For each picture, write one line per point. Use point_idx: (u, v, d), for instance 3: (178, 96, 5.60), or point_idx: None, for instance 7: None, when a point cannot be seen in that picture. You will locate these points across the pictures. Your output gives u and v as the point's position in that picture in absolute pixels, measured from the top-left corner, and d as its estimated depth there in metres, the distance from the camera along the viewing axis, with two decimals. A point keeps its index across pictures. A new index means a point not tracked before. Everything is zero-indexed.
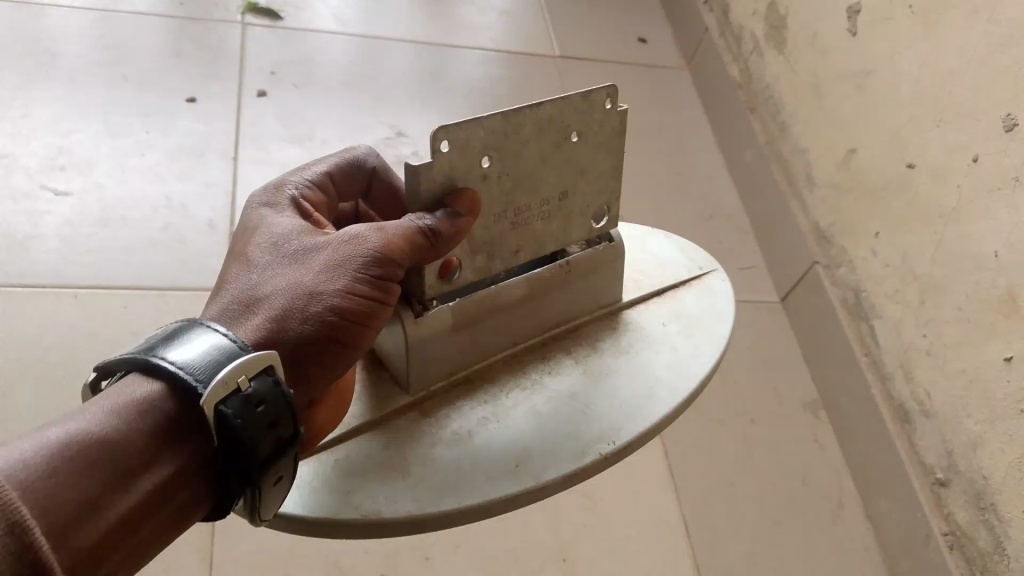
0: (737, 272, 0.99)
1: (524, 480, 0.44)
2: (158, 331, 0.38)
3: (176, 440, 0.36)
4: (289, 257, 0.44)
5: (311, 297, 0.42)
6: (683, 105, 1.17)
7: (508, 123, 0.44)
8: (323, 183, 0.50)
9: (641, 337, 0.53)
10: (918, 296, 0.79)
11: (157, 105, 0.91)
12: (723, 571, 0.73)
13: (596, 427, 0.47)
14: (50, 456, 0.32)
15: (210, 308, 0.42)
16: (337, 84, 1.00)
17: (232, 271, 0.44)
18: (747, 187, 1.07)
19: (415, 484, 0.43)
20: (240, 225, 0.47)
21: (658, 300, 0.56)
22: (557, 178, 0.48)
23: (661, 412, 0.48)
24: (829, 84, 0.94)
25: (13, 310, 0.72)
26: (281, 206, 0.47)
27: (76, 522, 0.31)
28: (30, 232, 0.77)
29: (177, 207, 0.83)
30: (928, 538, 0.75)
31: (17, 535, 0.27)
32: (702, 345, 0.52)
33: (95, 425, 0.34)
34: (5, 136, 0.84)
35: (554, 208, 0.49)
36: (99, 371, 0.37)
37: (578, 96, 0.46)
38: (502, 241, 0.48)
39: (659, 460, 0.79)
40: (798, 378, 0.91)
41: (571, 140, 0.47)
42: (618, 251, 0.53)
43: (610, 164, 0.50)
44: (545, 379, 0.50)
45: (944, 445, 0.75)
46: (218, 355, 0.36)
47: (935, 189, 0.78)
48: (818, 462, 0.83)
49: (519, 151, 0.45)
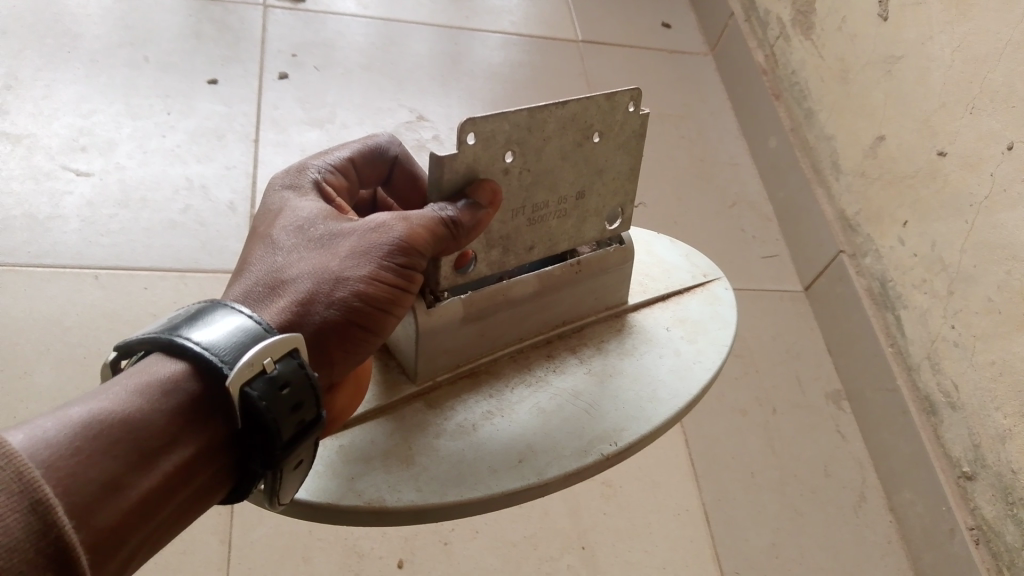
0: (760, 260, 0.98)
1: (528, 475, 0.43)
2: (181, 311, 0.37)
3: (199, 421, 0.35)
4: (313, 242, 0.43)
5: (336, 282, 0.41)
6: (707, 92, 1.16)
7: (533, 119, 0.43)
8: (347, 168, 0.49)
9: (645, 340, 0.52)
10: (947, 286, 0.77)
11: (179, 86, 0.91)
12: (743, 561, 0.72)
13: (599, 425, 0.46)
14: (71, 434, 0.31)
15: (234, 290, 0.42)
16: (358, 67, 1.00)
17: (255, 253, 0.43)
18: (771, 174, 1.05)
19: (419, 473, 0.42)
20: (265, 206, 0.46)
21: (662, 303, 0.56)
22: (575, 177, 0.47)
23: (663, 415, 0.47)
24: (857, 70, 0.92)
25: (34, 290, 0.72)
26: (303, 189, 0.47)
27: (98, 501, 0.31)
28: (52, 212, 0.77)
29: (197, 188, 0.83)
30: (953, 532, 0.73)
31: (40, 514, 0.27)
32: (704, 351, 0.52)
33: (118, 405, 0.34)
34: (26, 116, 0.84)
35: (570, 206, 0.48)
36: (121, 350, 0.37)
37: (603, 97, 0.45)
38: (517, 237, 0.47)
39: (679, 449, 0.78)
40: (821, 368, 0.89)
41: (592, 140, 0.46)
42: (627, 254, 0.52)
43: (628, 165, 0.49)
44: (550, 376, 0.49)
45: (971, 438, 0.73)
46: (243, 337, 0.36)
47: (966, 177, 0.76)
48: (841, 453, 0.82)
49: (540, 147, 0.44)
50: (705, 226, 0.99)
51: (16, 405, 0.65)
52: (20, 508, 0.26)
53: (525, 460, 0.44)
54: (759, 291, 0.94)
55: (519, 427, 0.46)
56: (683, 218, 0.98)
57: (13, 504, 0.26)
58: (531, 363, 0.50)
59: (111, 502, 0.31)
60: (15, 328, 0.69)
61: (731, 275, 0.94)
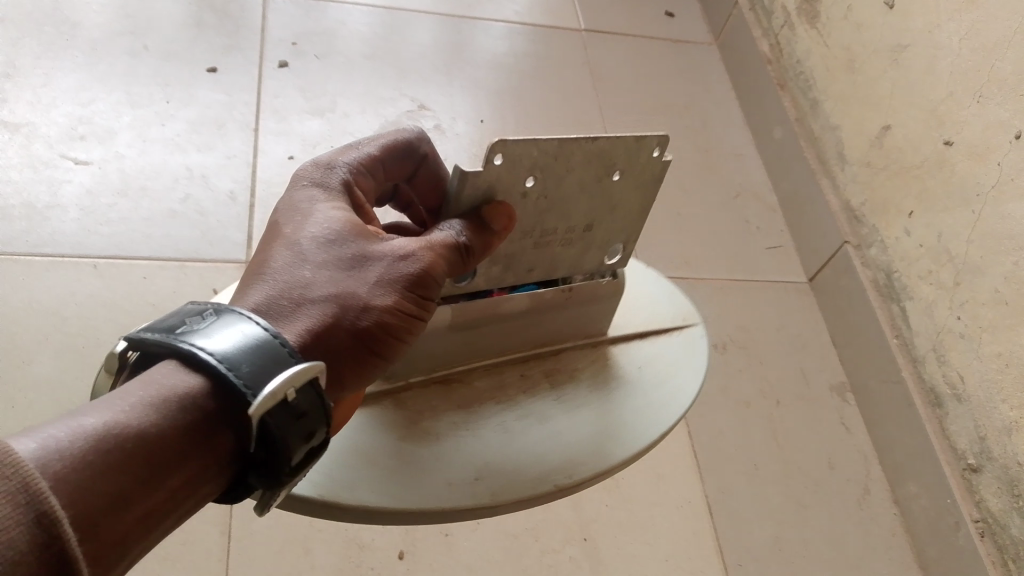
0: (765, 251, 0.97)
1: (483, 495, 0.44)
2: (202, 317, 0.36)
3: (208, 432, 0.34)
4: (339, 254, 0.41)
5: (360, 307, 0.39)
6: (711, 81, 1.15)
7: (562, 149, 0.44)
8: (368, 168, 0.47)
9: (619, 374, 0.53)
10: (953, 277, 0.77)
11: (180, 74, 0.90)
12: (747, 555, 0.71)
13: (558, 454, 0.47)
14: (83, 446, 0.30)
15: (250, 294, 0.39)
16: (359, 55, 0.99)
17: (276, 256, 0.40)
18: (775, 165, 1.04)
19: (377, 478, 0.43)
20: (285, 204, 0.44)
21: (643, 338, 0.56)
22: (588, 210, 0.48)
23: (625, 451, 0.48)
24: (863, 59, 0.91)
25: (31, 280, 0.71)
26: (330, 190, 0.44)
27: (106, 514, 0.29)
28: (50, 202, 0.77)
29: (197, 178, 0.82)
30: (958, 525, 0.73)
31: (46, 527, 0.25)
32: (677, 393, 0.53)
33: (129, 414, 0.32)
34: (25, 104, 0.83)
35: (576, 236, 0.49)
36: (132, 341, 0.36)
37: (633, 138, 0.45)
38: (520, 257, 0.48)
39: (682, 441, 0.77)
40: (826, 360, 0.88)
41: (613, 177, 0.47)
42: (619, 287, 0.53)
43: (639, 203, 0.50)
44: (519, 397, 0.50)
45: (977, 430, 0.73)
46: (266, 361, 0.35)
47: (974, 167, 0.76)
48: (846, 445, 0.81)
49: (562, 177, 0.45)
50: (710, 216, 0.97)
51: (16, 396, 0.64)
52: (26, 520, 0.25)
53: (483, 478, 0.45)
54: (763, 282, 0.93)
55: (481, 443, 0.46)
56: (688, 207, 0.97)
57: (18, 515, 0.25)
58: (503, 378, 0.51)
59: (116, 518, 0.30)
60: (14, 319, 0.69)
61: (735, 266, 0.93)
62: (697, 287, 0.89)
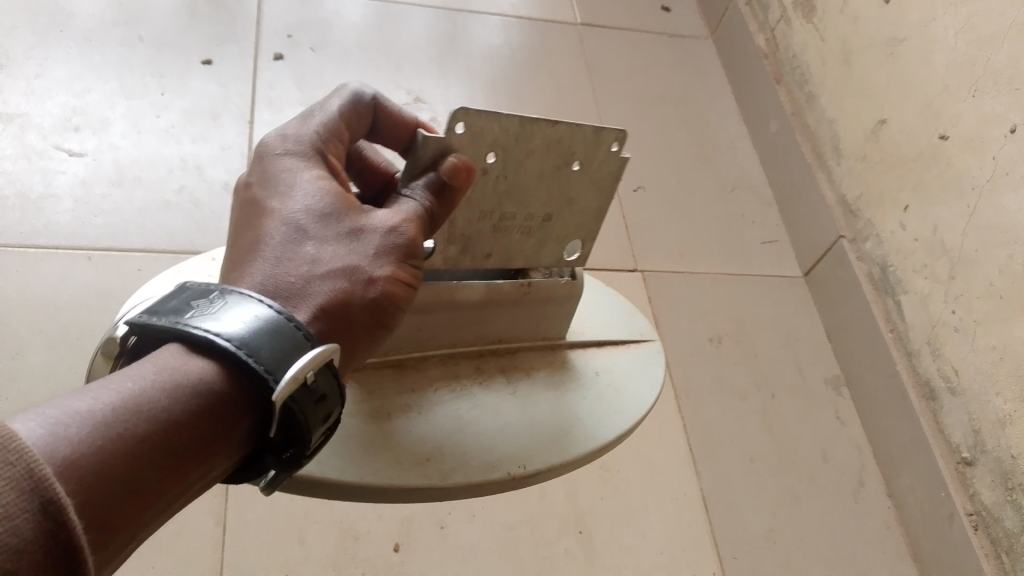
0: (760, 245, 0.96)
1: (434, 476, 0.51)
2: (210, 299, 0.36)
3: (225, 414, 0.34)
4: (333, 228, 0.41)
5: (364, 279, 0.40)
6: (708, 75, 1.15)
7: (524, 129, 0.49)
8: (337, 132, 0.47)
9: (570, 384, 0.61)
10: (948, 270, 0.78)
11: (175, 65, 0.90)
12: (742, 546, 0.71)
13: (507, 448, 0.55)
14: (95, 434, 0.29)
15: (249, 276, 0.39)
16: (355, 47, 0.98)
17: (270, 235, 0.40)
18: (770, 159, 1.04)
19: (339, 451, 0.50)
20: (262, 180, 0.43)
21: (595, 349, 0.65)
22: (545, 200, 0.54)
23: (569, 455, 0.56)
24: (859, 53, 0.93)
25: (24, 270, 0.71)
26: (309, 161, 0.44)
27: (116, 503, 0.29)
28: (44, 192, 0.76)
29: (191, 169, 0.82)
30: (951, 517, 0.73)
31: (52, 515, 0.25)
32: (621, 409, 0.60)
33: (137, 397, 0.32)
34: (19, 95, 0.82)
35: (534, 225, 0.55)
36: (141, 326, 0.35)
37: (591, 129, 0.52)
38: (479, 240, 0.53)
39: (678, 433, 0.77)
40: (821, 353, 0.88)
41: (571, 168, 0.53)
42: (576, 288, 0.59)
43: (595, 204, 0.57)
44: (473, 387, 0.57)
45: (971, 422, 0.74)
46: (285, 347, 0.35)
47: (967, 160, 0.77)
48: (841, 437, 0.81)
49: (523, 159, 0.51)
50: (706, 209, 0.97)
51: (8, 386, 0.64)
52: (31, 508, 0.25)
53: (433, 461, 0.52)
54: (759, 275, 0.93)
55: (439, 428, 0.54)
56: (684, 200, 0.97)
57: (23, 504, 0.25)
58: (458, 368, 0.58)
59: (126, 505, 0.30)
60: (6, 309, 0.68)
61: (731, 259, 0.93)
62: (692, 280, 0.89)
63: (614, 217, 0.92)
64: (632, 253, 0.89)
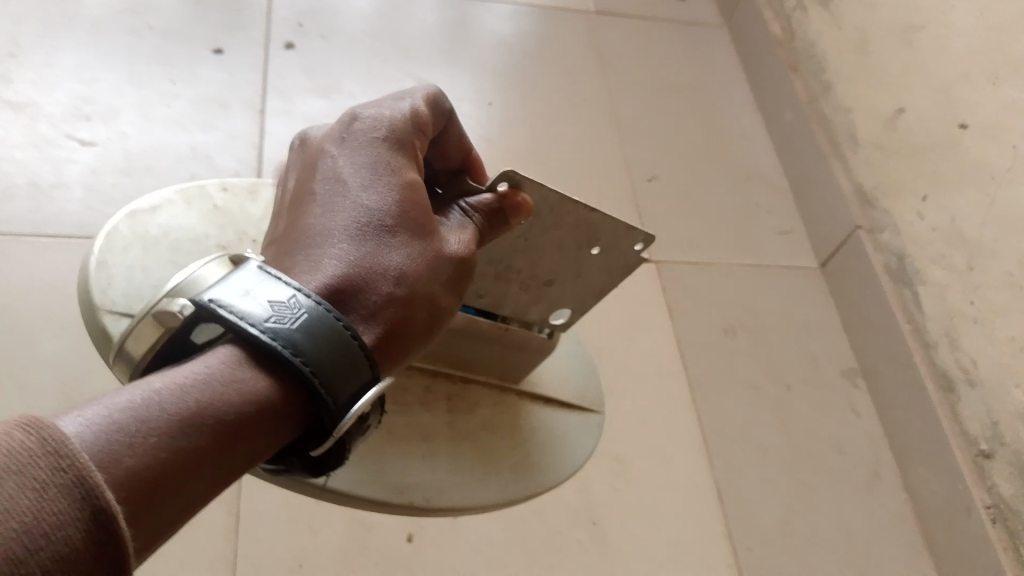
0: (775, 235, 0.95)
1: (346, 484, 0.55)
2: (288, 308, 0.36)
3: (270, 421, 0.35)
4: (413, 247, 0.43)
5: (427, 305, 0.43)
6: (721, 63, 1.13)
7: (559, 205, 0.55)
8: (427, 126, 0.49)
9: (500, 442, 0.64)
10: (966, 261, 0.77)
11: (184, 54, 0.89)
12: (756, 539, 0.71)
13: (422, 479, 0.59)
14: (154, 440, 0.31)
15: (338, 275, 0.40)
16: (364, 36, 0.98)
17: (357, 239, 0.42)
18: (784, 148, 1.03)
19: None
20: (354, 162, 0.45)
21: (546, 404, 0.68)
22: (554, 268, 0.59)
23: (486, 497, 0.61)
24: (876, 41, 0.92)
25: (35, 260, 0.71)
26: (399, 164, 0.46)
27: (163, 500, 0.31)
28: (54, 180, 0.76)
29: (201, 158, 0.82)
30: (969, 511, 0.72)
31: (101, 521, 0.26)
32: (540, 472, 0.65)
33: (182, 395, 0.33)
34: (28, 83, 0.82)
35: (535, 284, 0.60)
36: (200, 308, 0.36)
37: (623, 227, 0.57)
38: (480, 279, 0.59)
39: (691, 425, 0.76)
40: (836, 345, 0.87)
41: (590, 250, 0.59)
42: (548, 345, 0.63)
43: (598, 286, 0.62)
44: (415, 406, 0.62)
45: (989, 414, 0.73)
46: (349, 370, 0.37)
47: (986, 149, 0.77)
48: (856, 430, 0.80)
49: (546, 228, 0.57)
50: (719, 199, 0.96)
51: (19, 375, 0.64)
52: (80, 516, 0.26)
53: None
54: (773, 265, 0.92)
55: None
56: (696, 190, 0.96)
57: (74, 512, 0.26)
58: (410, 381, 0.63)
59: (174, 505, 0.31)
60: (17, 298, 0.68)
61: (744, 249, 0.92)
62: (705, 270, 0.88)
63: (625, 208, 0.91)
64: (644, 244, 0.88)
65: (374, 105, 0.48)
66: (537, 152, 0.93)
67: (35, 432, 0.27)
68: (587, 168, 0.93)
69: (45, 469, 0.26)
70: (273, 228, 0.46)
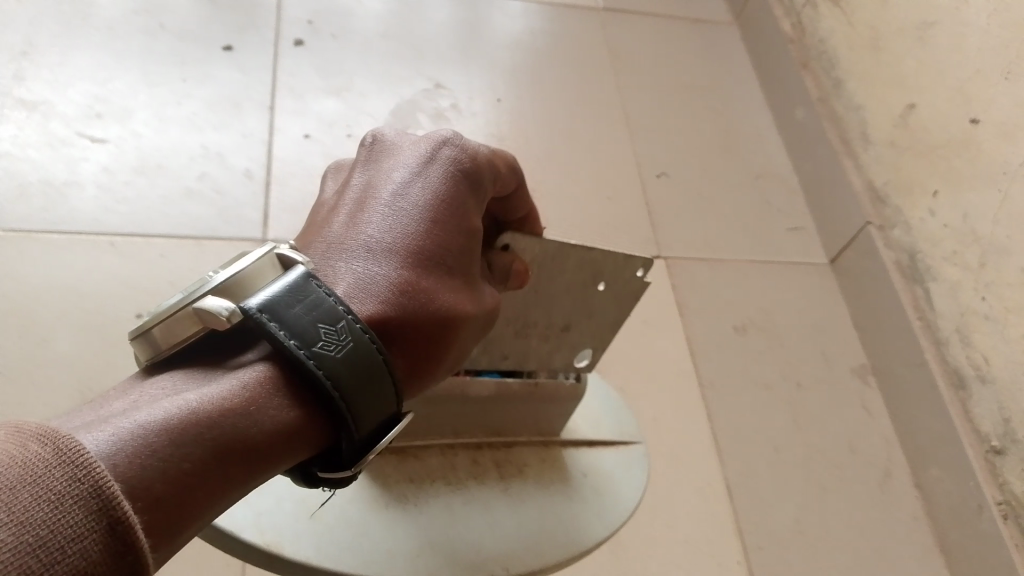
0: (786, 233, 0.95)
1: (420, 570, 0.58)
2: (336, 334, 0.36)
3: (293, 443, 0.35)
4: (457, 292, 0.44)
5: (451, 349, 0.45)
6: (732, 60, 1.13)
7: (561, 249, 0.56)
8: (503, 175, 0.49)
9: (551, 493, 0.65)
10: (979, 257, 0.77)
11: (196, 53, 0.90)
12: (768, 536, 0.71)
13: (496, 546, 0.61)
14: (178, 460, 0.31)
15: (386, 307, 0.41)
16: (375, 35, 0.98)
17: (411, 272, 0.42)
18: (796, 146, 1.02)
19: (338, 543, 0.56)
20: (436, 186, 0.45)
21: (585, 447, 0.70)
22: (566, 313, 0.61)
23: (561, 553, 0.62)
24: (888, 37, 0.92)
25: (49, 257, 0.71)
26: (469, 203, 0.46)
27: (185, 519, 0.30)
28: (68, 179, 0.76)
29: (213, 156, 0.82)
30: (981, 508, 0.72)
31: (120, 535, 0.26)
32: (599, 511, 0.66)
33: (209, 416, 0.33)
34: (42, 83, 0.82)
35: (553, 333, 0.61)
36: (248, 318, 0.35)
37: (622, 254, 0.59)
38: (500, 341, 0.60)
39: (702, 423, 0.76)
40: (848, 343, 0.87)
41: (597, 286, 0.60)
42: (579, 391, 0.64)
43: (611, 318, 0.63)
44: (468, 481, 0.63)
45: (1001, 412, 0.73)
46: (379, 403, 0.37)
47: (999, 145, 0.77)
48: (867, 428, 0.80)
49: (554, 275, 0.58)
50: (730, 197, 0.96)
51: (36, 373, 0.65)
52: (98, 528, 0.26)
53: (421, 553, 0.58)
54: (784, 263, 0.91)
55: (427, 522, 0.60)
56: (707, 188, 0.96)
57: (91, 524, 0.26)
58: (455, 459, 0.64)
59: (194, 524, 0.31)
60: (34, 296, 0.69)
61: (756, 247, 0.92)
62: (716, 268, 0.88)
63: (636, 206, 0.91)
64: (655, 242, 0.88)
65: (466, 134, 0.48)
66: (548, 150, 0.93)
67: (51, 443, 0.26)
68: (597, 166, 0.93)
69: (61, 480, 0.26)
70: (329, 216, 0.45)
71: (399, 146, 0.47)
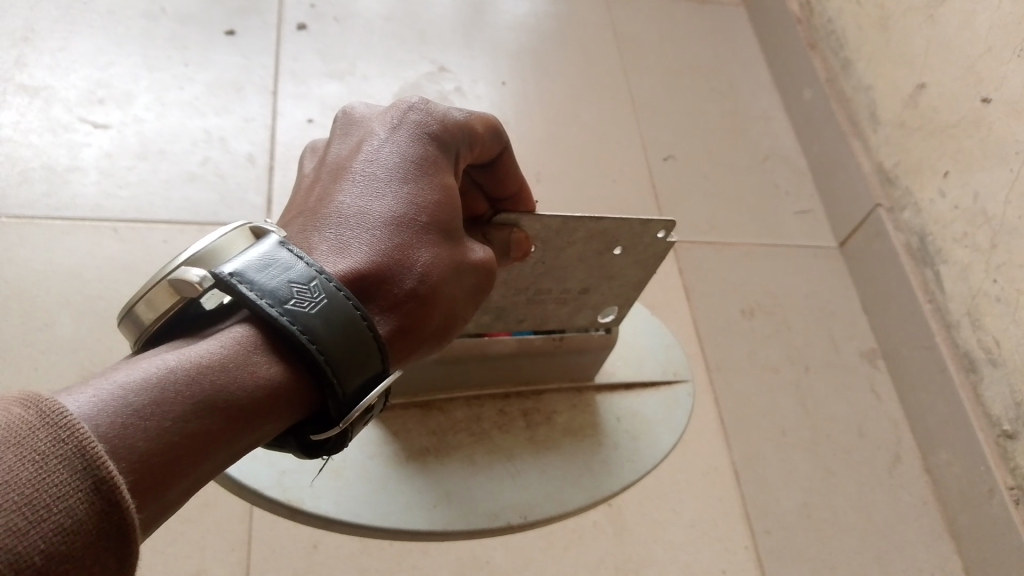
0: (793, 216, 0.94)
1: (438, 522, 0.60)
2: (308, 291, 0.36)
3: (277, 402, 0.35)
4: (438, 246, 0.43)
5: (441, 308, 0.43)
6: (740, 41, 1.11)
7: (567, 226, 0.55)
8: (473, 140, 0.49)
9: (586, 445, 0.68)
10: (990, 239, 0.76)
11: (199, 37, 0.89)
12: (775, 521, 0.70)
13: (515, 497, 0.63)
14: (161, 419, 0.30)
15: (360, 264, 0.40)
16: (377, 18, 0.97)
17: (384, 229, 0.42)
18: (805, 128, 1.01)
19: (360, 499, 0.60)
20: (405, 151, 0.45)
21: (626, 391, 0.73)
22: (583, 278, 0.61)
23: (582, 498, 0.64)
24: (898, 17, 0.91)
25: (52, 243, 0.71)
26: (440, 165, 0.45)
27: (167, 481, 0.30)
28: (70, 164, 0.76)
29: (216, 141, 0.81)
30: (991, 492, 0.71)
31: (105, 494, 0.26)
32: (632, 460, 0.68)
33: (189, 372, 0.32)
34: (43, 68, 0.82)
35: (571, 296, 0.62)
36: (219, 282, 0.35)
37: (638, 223, 0.57)
38: (513, 309, 0.62)
39: (709, 407, 0.75)
40: (856, 326, 0.86)
41: (613, 251, 0.59)
42: (609, 342, 0.66)
43: (635, 278, 0.63)
44: (492, 431, 0.66)
45: (1012, 395, 0.72)
46: (362, 359, 0.37)
47: (1010, 124, 0.76)
48: (876, 413, 0.79)
49: (564, 248, 0.57)
50: (737, 179, 0.95)
51: (37, 358, 0.65)
52: (83, 488, 0.25)
53: (437, 505, 0.61)
54: (792, 246, 0.90)
55: (450, 474, 0.63)
56: (715, 171, 0.95)
57: (76, 483, 0.25)
58: (482, 410, 0.67)
59: (178, 485, 0.31)
60: (35, 282, 0.69)
61: (763, 230, 0.91)
62: (723, 251, 0.87)
63: (641, 189, 0.90)
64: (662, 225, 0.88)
65: (428, 103, 0.47)
66: (553, 133, 0.92)
67: (33, 406, 0.26)
68: (603, 149, 0.92)
69: (45, 441, 0.25)
70: (306, 196, 0.45)
71: (365, 123, 0.47)
